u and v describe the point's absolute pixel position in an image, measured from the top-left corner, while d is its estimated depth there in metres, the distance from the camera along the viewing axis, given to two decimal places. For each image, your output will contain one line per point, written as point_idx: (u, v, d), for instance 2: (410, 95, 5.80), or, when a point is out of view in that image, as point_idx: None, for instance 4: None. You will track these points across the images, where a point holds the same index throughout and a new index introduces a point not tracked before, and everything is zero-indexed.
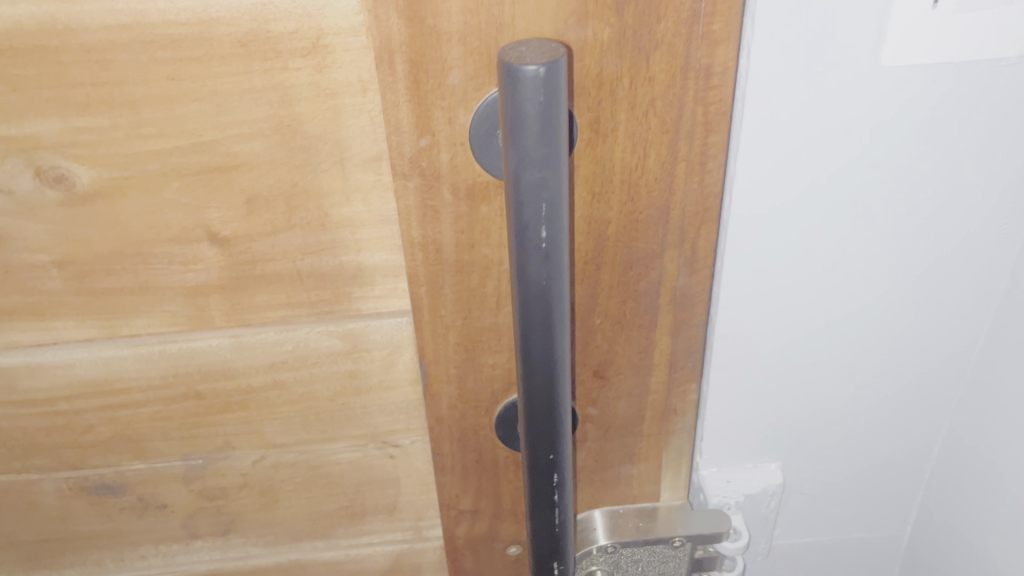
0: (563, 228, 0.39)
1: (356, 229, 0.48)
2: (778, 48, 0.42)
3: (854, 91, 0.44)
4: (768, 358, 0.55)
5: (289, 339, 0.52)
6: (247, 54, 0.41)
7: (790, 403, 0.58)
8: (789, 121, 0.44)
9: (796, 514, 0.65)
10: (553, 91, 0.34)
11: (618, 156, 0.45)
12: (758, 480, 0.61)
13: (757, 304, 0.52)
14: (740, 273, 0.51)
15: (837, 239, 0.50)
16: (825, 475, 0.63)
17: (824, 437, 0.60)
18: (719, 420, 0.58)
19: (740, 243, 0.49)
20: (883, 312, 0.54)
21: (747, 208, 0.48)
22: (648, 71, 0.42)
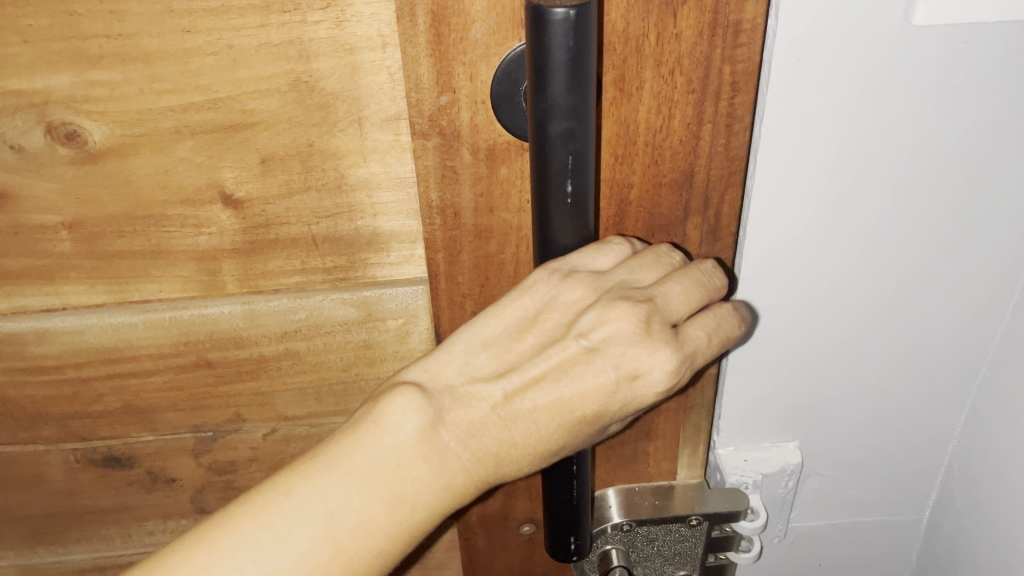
0: (591, 182, 0.38)
1: (373, 192, 0.47)
2: (808, 7, 0.40)
3: (885, 54, 0.42)
4: (789, 331, 0.54)
5: (303, 307, 0.51)
6: (265, 6, 0.40)
7: (810, 378, 0.56)
8: (818, 85, 0.43)
9: (814, 496, 0.64)
10: (583, 35, 0.33)
11: (643, 117, 0.44)
12: (777, 459, 0.60)
13: (780, 278, 0.51)
14: (763, 245, 0.49)
15: (864, 206, 0.48)
16: (844, 455, 0.62)
17: (844, 415, 0.59)
18: (737, 395, 0.57)
19: (764, 214, 0.48)
20: (907, 285, 0.52)
21: (772, 177, 0.46)
22: (675, 27, 0.41)
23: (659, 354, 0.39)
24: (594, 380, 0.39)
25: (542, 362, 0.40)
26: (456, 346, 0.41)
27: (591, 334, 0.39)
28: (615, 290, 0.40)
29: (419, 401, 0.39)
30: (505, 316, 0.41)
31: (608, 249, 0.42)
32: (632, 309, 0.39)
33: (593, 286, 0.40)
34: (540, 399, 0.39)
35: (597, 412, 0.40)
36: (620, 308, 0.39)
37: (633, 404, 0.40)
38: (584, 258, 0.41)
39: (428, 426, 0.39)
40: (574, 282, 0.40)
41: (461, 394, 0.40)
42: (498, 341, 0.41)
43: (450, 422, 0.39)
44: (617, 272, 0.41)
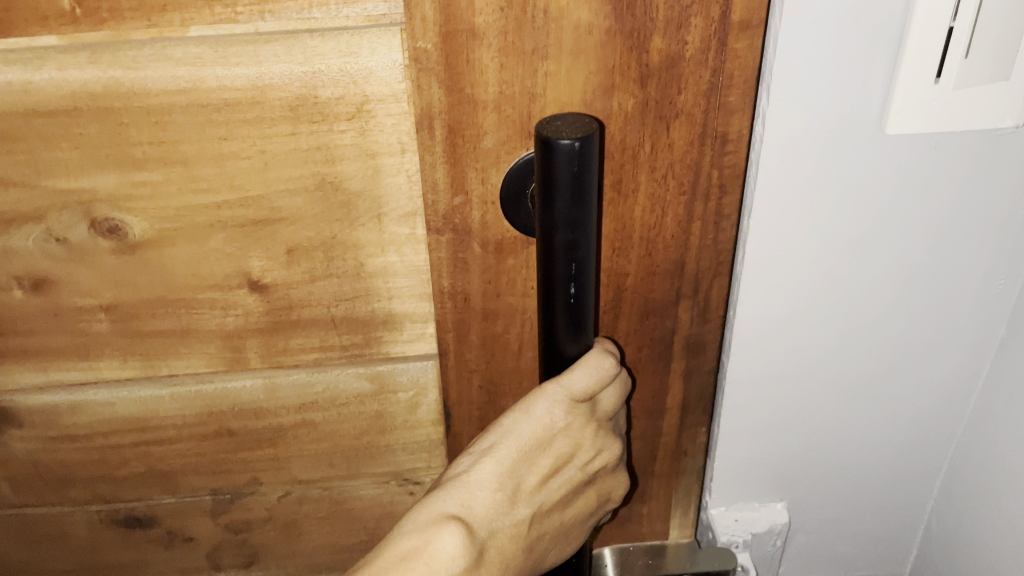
0: (591, 283, 0.42)
1: (389, 278, 0.50)
2: (790, 113, 0.43)
3: (861, 154, 0.45)
4: (776, 405, 0.56)
5: (320, 381, 0.54)
6: (296, 117, 0.44)
7: (796, 447, 0.59)
8: (798, 179, 0.46)
9: (800, 549, 0.67)
10: (585, 162, 0.37)
11: (638, 215, 0.48)
12: (766, 519, 0.61)
13: (766, 353, 0.53)
14: (750, 324, 0.52)
15: (845, 291, 0.51)
16: (829, 512, 0.64)
17: (828, 477, 0.61)
18: (725, 464, 0.59)
19: (750, 294, 0.51)
20: (885, 358, 0.54)
21: (758, 261, 0.49)
22: (668, 138, 0.45)
23: (622, 480, 0.49)
24: (575, 504, 0.48)
25: (546, 492, 0.45)
26: (483, 478, 0.43)
27: (589, 467, 0.46)
28: (608, 426, 0.46)
29: (467, 542, 0.40)
30: (520, 445, 0.44)
31: (615, 369, 0.44)
32: (615, 445, 0.47)
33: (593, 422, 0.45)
34: (541, 525, 0.46)
35: (572, 526, 0.48)
36: (609, 443, 0.46)
37: (595, 516, 0.50)
38: (593, 383, 0.43)
39: (475, 563, 0.41)
40: (582, 419, 0.44)
41: (493, 529, 0.43)
42: (516, 473, 0.44)
43: (486, 559, 0.42)
44: (611, 404, 0.46)
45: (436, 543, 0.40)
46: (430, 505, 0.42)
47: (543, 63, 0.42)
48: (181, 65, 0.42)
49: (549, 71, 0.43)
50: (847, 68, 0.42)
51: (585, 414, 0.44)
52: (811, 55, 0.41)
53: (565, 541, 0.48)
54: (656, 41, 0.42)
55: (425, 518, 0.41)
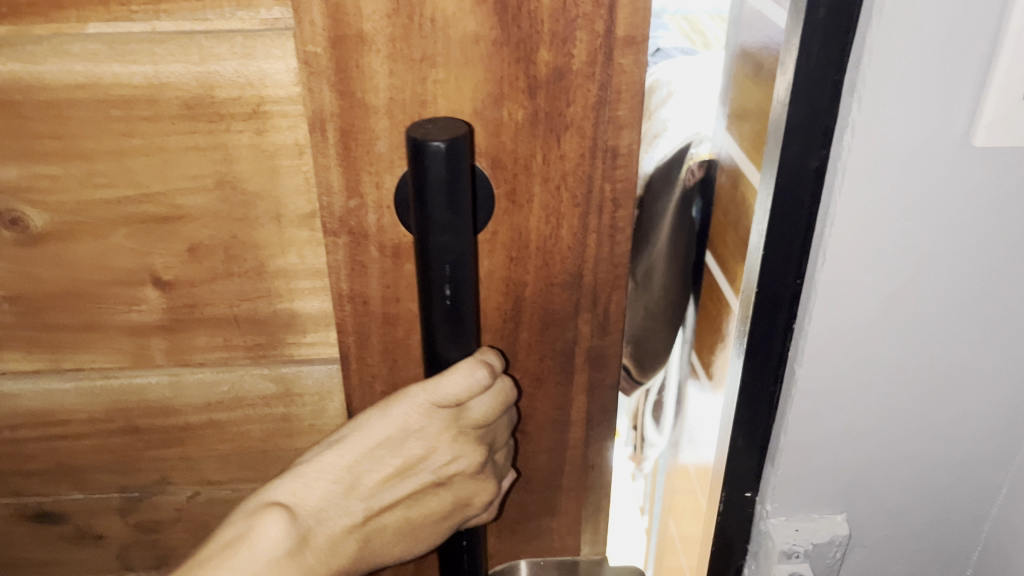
0: (469, 287, 0.43)
1: (290, 279, 0.51)
2: (881, 107, 0.43)
3: (946, 141, 0.45)
4: (841, 427, 0.56)
5: (226, 380, 0.55)
6: (193, 116, 0.45)
7: (849, 467, 0.58)
8: (883, 161, 0.45)
9: (860, 556, 0.64)
10: (454, 164, 0.39)
11: (534, 224, 0.49)
12: (826, 531, 0.60)
13: (837, 344, 0.52)
14: (825, 312, 0.51)
15: (911, 313, 0.51)
16: (888, 519, 0.62)
17: (887, 480, 0.59)
18: (785, 477, 0.59)
19: (828, 283, 0.50)
20: (954, 351, 0.53)
21: (838, 246, 0.48)
22: (559, 149, 0.46)
23: (487, 486, 0.47)
24: (435, 506, 0.46)
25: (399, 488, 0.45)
26: (321, 469, 0.43)
27: (442, 470, 0.45)
28: (470, 432, 0.45)
29: (288, 528, 0.41)
30: (364, 441, 0.44)
31: (484, 378, 0.43)
32: (477, 451, 0.45)
33: (453, 427, 0.44)
34: (390, 519, 0.45)
35: (437, 525, 0.47)
36: (468, 450, 0.45)
37: (462, 519, 0.48)
38: (456, 390, 0.43)
39: (298, 546, 0.41)
40: (439, 423, 0.44)
41: (327, 516, 0.43)
42: (360, 468, 0.44)
43: (318, 547, 0.42)
44: (480, 412, 0.45)
45: (258, 527, 0.41)
46: (267, 491, 0.43)
47: (433, 70, 0.44)
48: (78, 61, 0.43)
49: (438, 79, 0.44)
50: (942, 57, 0.42)
51: (443, 419, 0.44)
52: (908, 43, 0.41)
53: (432, 539, 0.47)
54: (543, 53, 0.43)
55: (254, 505, 0.42)
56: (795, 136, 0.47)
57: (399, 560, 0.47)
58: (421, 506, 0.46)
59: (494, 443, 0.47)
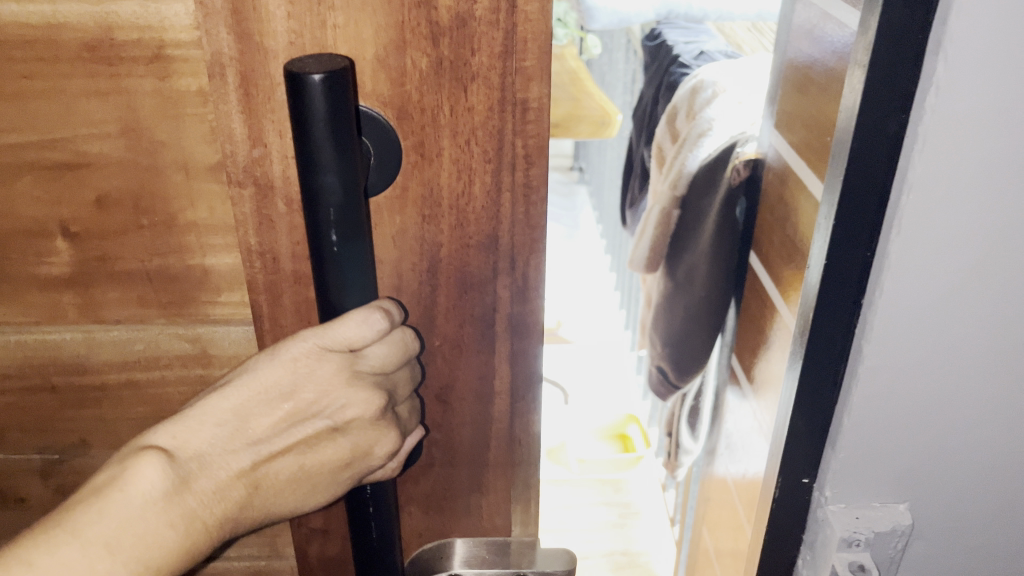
0: (359, 234, 0.41)
1: (201, 233, 0.50)
2: (956, 84, 0.57)
3: (1010, 121, 0.59)
4: (904, 369, 0.71)
5: (141, 339, 0.54)
6: (93, 59, 0.44)
7: (910, 404, 0.73)
8: (951, 135, 0.59)
9: (919, 496, 0.79)
10: (335, 98, 0.38)
11: (445, 180, 0.47)
12: (887, 519, 0.79)
13: (903, 300, 0.67)
14: (894, 273, 0.66)
15: (967, 274, 0.65)
16: (945, 456, 0.76)
17: (942, 418, 0.74)
18: (857, 413, 0.73)
19: (900, 245, 0.64)
20: (1002, 305, 0.67)
21: (911, 212, 0.63)
22: (467, 101, 0.45)
23: (387, 436, 0.45)
24: (331, 456, 0.44)
25: (291, 434, 0.43)
26: (204, 411, 0.42)
27: (336, 416, 0.43)
28: (366, 377, 0.44)
29: (165, 469, 0.40)
30: (252, 384, 0.42)
31: (378, 320, 0.42)
32: (374, 398, 0.44)
33: (347, 371, 0.43)
34: (283, 466, 0.44)
35: (337, 474, 0.45)
36: (363, 396, 0.43)
37: (363, 472, 0.46)
38: (349, 331, 0.42)
39: (177, 489, 0.40)
40: (331, 366, 0.43)
41: (211, 462, 0.42)
42: (245, 412, 0.42)
43: (202, 493, 0.41)
44: (378, 358, 0.43)
45: (135, 469, 0.40)
46: (148, 434, 0.42)
47: (332, 14, 0.43)
48: None
49: (338, 23, 0.43)
50: (1007, 45, 0.56)
51: (334, 362, 0.42)
52: (978, 30, 0.56)
53: (330, 490, 0.45)
54: None
55: (132, 448, 0.41)
56: (872, 104, 0.61)
57: (297, 510, 0.46)
58: (316, 455, 0.44)
59: (393, 393, 0.45)
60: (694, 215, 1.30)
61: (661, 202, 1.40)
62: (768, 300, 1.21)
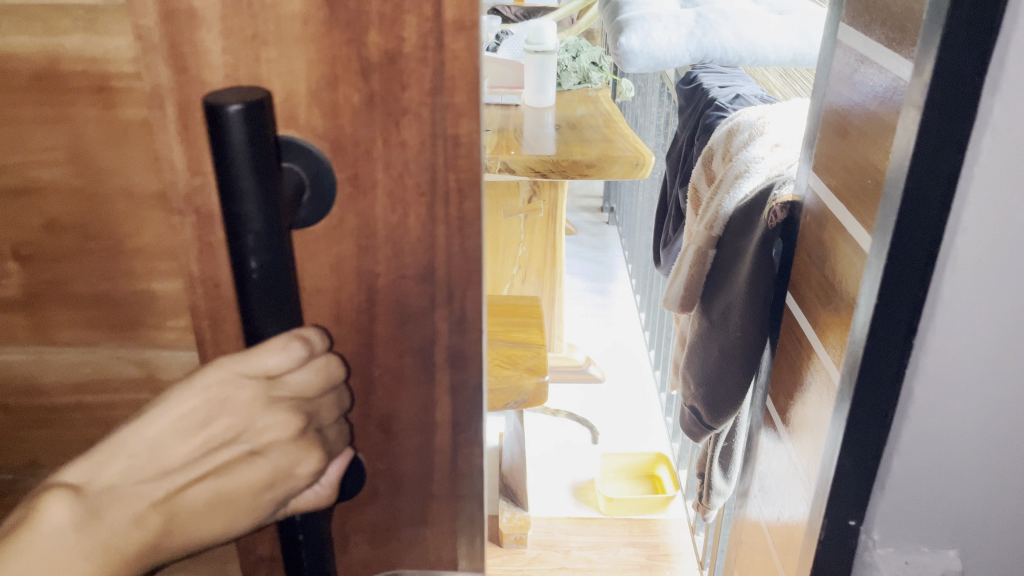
0: (282, 261, 0.42)
1: (146, 259, 0.51)
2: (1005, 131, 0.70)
3: None
4: (952, 402, 0.82)
5: (91, 362, 0.55)
6: (41, 89, 0.46)
7: (957, 433, 0.84)
8: (998, 181, 0.72)
9: (965, 527, 0.90)
10: (254, 127, 0.39)
11: (380, 212, 0.48)
12: (931, 557, 0.92)
13: (949, 340, 0.79)
14: (944, 313, 0.77)
15: (1005, 319, 0.77)
16: (987, 484, 0.87)
17: (983, 447, 0.85)
18: (911, 442, 0.85)
19: (950, 284, 0.76)
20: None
21: (960, 252, 0.75)
22: (399, 135, 0.46)
23: (310, 454, 0.45)
24: (250, 480, 0.44)
25: (206, 463, 0.43)
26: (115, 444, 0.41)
27: (252, 439, 0.43)
28: (285, 400, 0.44)
29: (74, 503, 0.38)
30: (165, 414, 0.42)
31: (294, 344, 0.44)
32: (292, 420, 0.44)
33: (264, 395, 0.43)
34: (200, 493, 0.42)
35: (259, 500, 0.44)
36: (280, 419, 0.44)
37: (286, 496, 0.45)
38: (267, 356, 0.43)
39: (86, 521, 0.39)
40: (248, 391, 0.43)
41: (122, 493, 0.40)
42: (156, 444, 0.42)
43: (115, 525, 0.39)
44: (297, 381, 0.44)
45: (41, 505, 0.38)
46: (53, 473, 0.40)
47: (265, 48, 0.44)
48: None
49: (271, 57, 0.44)
50: None
51: (251, 387, 0.43)
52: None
53: (251, 514, 0.44)
54: (373, 35, 0.44)
55: (36, 487, 0.39)
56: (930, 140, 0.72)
57: (214, 541, 0.44)
58: (234, 480, 0.43)
59: (314, 416, 0.45)
60: (733, 255, 1.46)
61: (697, 243, 1.59)
62: (802, 342, 1.30)
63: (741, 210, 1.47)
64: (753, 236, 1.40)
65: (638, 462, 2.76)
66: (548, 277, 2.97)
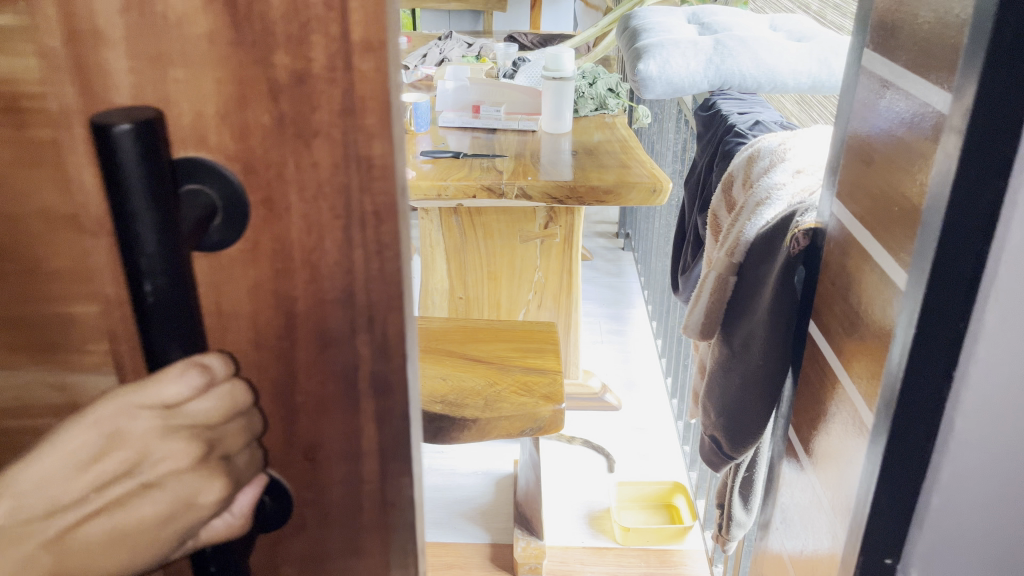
0: (181, 284, 0.42)
1: (62, 281, 0.50)
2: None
3: None
4: (994, 430, 0.86)
5: (12, 386, 0.54)
6: None
7: (999, 464, 0.87)
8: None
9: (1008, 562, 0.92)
10: (143, 146, 0.38)
11: (295, 235, 0.47)
12: None
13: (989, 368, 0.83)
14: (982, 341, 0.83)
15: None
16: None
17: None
18: (950, 468, 0.89)
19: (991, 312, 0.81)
20: None
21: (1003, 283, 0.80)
22: (312, 157, 0.45)
23: (215, 483, 0.44)
24: (150, 513, 0.42)
25: (101, 498, 0.41)
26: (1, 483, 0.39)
27: (149, 471, 0.42)
28: (186, 430, 0.43)
29: None
30: (55, 449, 0.41)
31: (192, 371, 0.43)
32: (190, 447, 0.43)
33: (161, 424, 0.42)
34: (94, 530, 0.41)
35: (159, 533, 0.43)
36: (178, 447, 0.43)
37: (191, 528, 0.44)
38: (167, 384, 0.42)
39: None
40: (147, 421, 0.42)
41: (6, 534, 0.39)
42: (46, 482, 0.40)
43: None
44: (199, 410, 0.43)
45: None
46: None
47: (172, 69, 0.43)
48: None
49: (178, 77, 0.44)
50: None
51: (149, 416, 0.42)
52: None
53: (151, 550, 0.43)
54: (280, 55, 0.43)
55: None
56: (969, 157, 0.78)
57: None
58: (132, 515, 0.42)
59: (218, 442, 0.45)
60: (758, 280, 1.46)
61: (717, 268, 1.58)
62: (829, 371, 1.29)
63: (763, 235, 1.49)
64: (776, 262, 1.41)
65: (655, 492, 2.78)
66: (564, 302, 3.31)
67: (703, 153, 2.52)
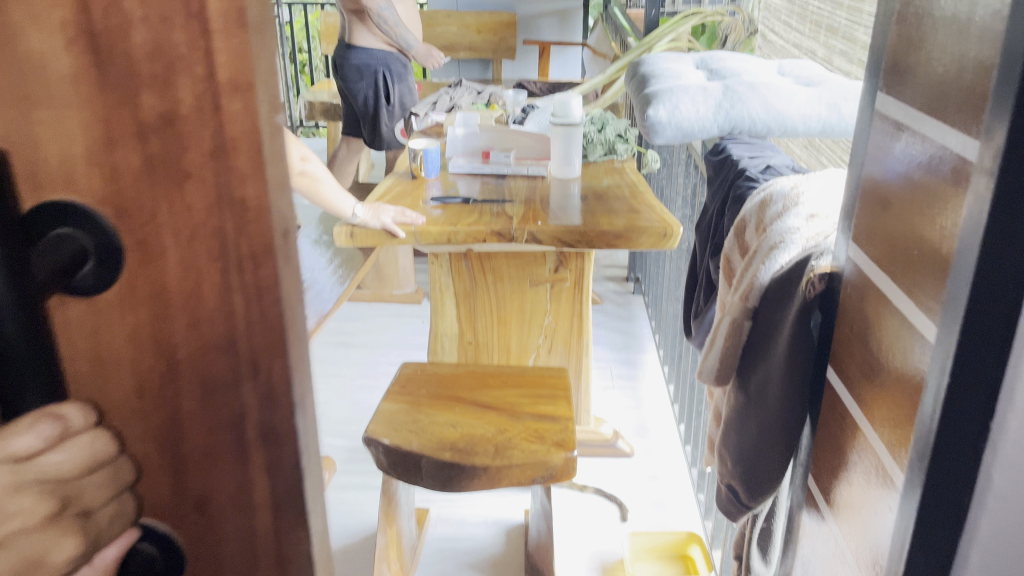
0: (30, 345, 0.55)
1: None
2: None
3: None
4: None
5: None
6: None
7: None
8: None
9: None
10: (6, 223, 0.52)
11: (172, 278, 0.54)
12: None
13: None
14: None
15: None
16: None
17: None
18: (994, 517, 0.98)
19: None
20: None
21: None
22: (185, 198, 0.52)
23: (63, 539, 0.57)
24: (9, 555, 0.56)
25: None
26: None
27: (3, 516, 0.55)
28: (31, 481, 0.56)
29: None
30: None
31: (34, 430, 0.56)
32: (43, 505, 0.56)
33: (12, 474, 0.55)
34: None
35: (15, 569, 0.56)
36: (28, 503, 0.56)
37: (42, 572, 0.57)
38: (20, 442, 0.56)
39: None
40: (7, 474, 0.55)
41: None
42: None
43: None
44: (49, 462, 0.57)
45: None
46: None
47: (45, 109, 0.51)
48: None
49: (60, 117, 0.51)
50: None
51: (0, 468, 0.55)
52: None
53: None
54: (146, 95, 0.50)
55: None
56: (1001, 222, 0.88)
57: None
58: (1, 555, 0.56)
59: (72, 500, 0.58)
60: (770, 330, 1.60)
61: (732, 314, 1.72)
62: (853, 422, 1.42)
63: (776, 280, 1.61)
64: (790, 306, 1.55)
65: (671, 544, 2.74)
66: (574, 346, 3.66)
67: (714, 199, 2.54)
